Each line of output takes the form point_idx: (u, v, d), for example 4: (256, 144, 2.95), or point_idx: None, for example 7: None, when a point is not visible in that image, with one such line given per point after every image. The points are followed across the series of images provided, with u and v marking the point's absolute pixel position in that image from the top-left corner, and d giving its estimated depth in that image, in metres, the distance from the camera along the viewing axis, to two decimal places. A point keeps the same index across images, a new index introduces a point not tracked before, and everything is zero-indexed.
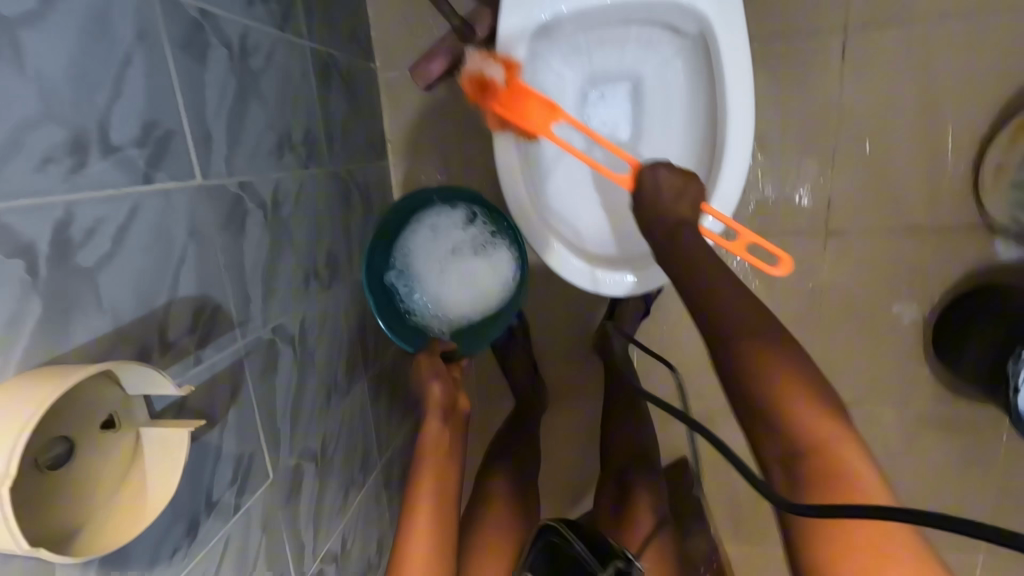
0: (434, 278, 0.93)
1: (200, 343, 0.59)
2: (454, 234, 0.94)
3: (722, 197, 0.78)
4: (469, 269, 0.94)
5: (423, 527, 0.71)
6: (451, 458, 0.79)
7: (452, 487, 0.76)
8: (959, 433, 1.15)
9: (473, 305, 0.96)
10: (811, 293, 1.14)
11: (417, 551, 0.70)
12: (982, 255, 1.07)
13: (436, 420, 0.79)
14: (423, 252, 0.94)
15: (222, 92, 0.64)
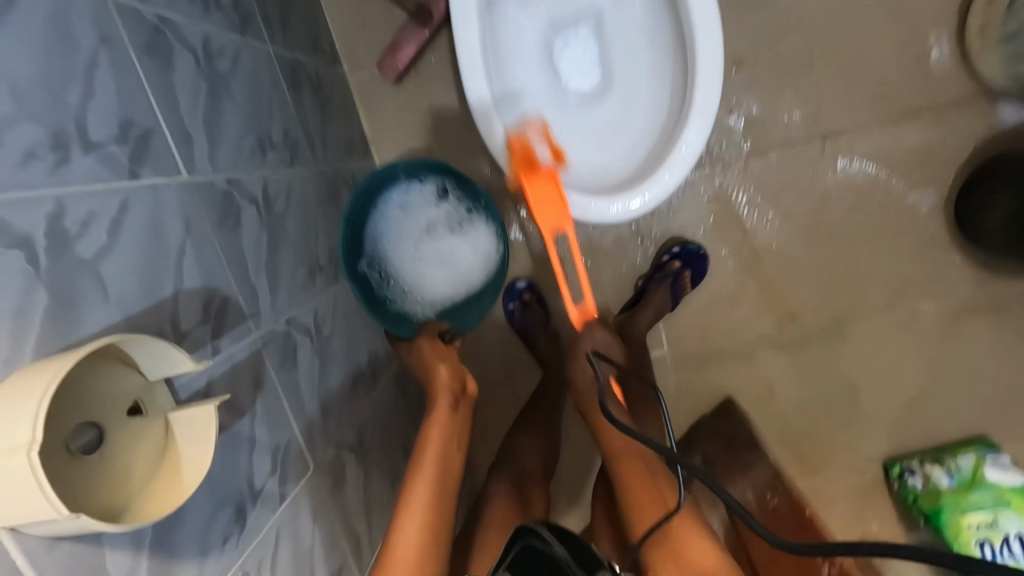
0: (411, 259, 0.94)
1: (215, 334, 0.60)
2: (428, 211, 0.95)
3: (701, 106, 0.79)
4: (446, 246, 0.95)
5: (411, 540, 0.63)
6: (451, 461, 0.73)
7: (456, 468, 0.74)
8: (1003, 312, 1.11)
9: (454, 283, 0.97)
10: (819, 202, 1.12)
11: (407, 538, 0.64)
12: (989, 123, 1.04)
13: (445, 409, 0.78)
14: (396, 232, 0.93)
15: (194, 93, 0.65)
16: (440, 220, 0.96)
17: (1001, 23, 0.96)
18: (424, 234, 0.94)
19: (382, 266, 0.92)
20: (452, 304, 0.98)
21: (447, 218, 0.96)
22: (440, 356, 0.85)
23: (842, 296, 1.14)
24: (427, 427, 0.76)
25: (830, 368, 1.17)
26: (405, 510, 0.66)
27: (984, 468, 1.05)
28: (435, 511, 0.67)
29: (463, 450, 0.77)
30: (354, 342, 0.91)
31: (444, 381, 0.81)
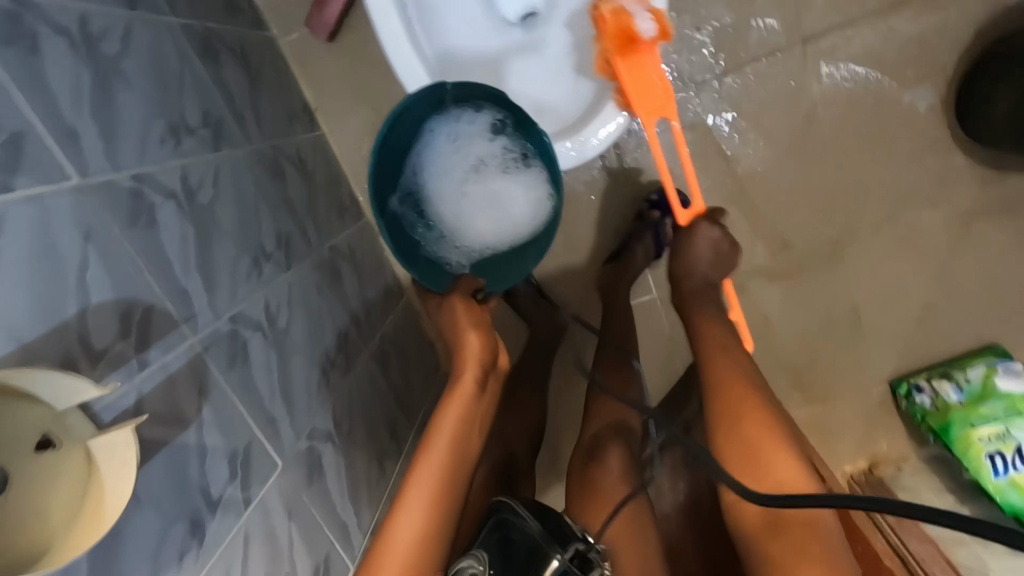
0: (455, 198, 0.83)
1: (140, 347, 0.55)
2: (480, 145, 0.81)
3: (649, 18, 0.70)
4: (494, 188, 0.83)
5: (403, 542, 0.55)
6: (467, 450, 0.64)
7: (473, 453, 0.65)
8: (1010, 213, 1.03)
9: (499, 232, 0.83)
10: (807, 115, 1.02)
11: (399, 536, 0.56)
12: (991, 2, 0.93)
13: (470, 380, 0.68)
14: (443, 166, 0.82)
15: (76, 83, 0.58)
16: (493, 156, 0.82)
17: None
18: (473, 172, 0.82)
19: (423, 202, 0.83)
20: (490, 256, 0.85)
21: (500, 155, 0.82)
22: (473, 321, 0.73)
23: (835, 215, 1.07)
24: (450, 401, 0.66)
25: (829, 292, 1.11)
26: (403, 509, 0.58)
27: (996, 378, 1.01)
28: (438, 520, 0.58)
29: (483, 433, 0.68)
30: (318, 328, 0.87)
31: (473, 348, 0.70)
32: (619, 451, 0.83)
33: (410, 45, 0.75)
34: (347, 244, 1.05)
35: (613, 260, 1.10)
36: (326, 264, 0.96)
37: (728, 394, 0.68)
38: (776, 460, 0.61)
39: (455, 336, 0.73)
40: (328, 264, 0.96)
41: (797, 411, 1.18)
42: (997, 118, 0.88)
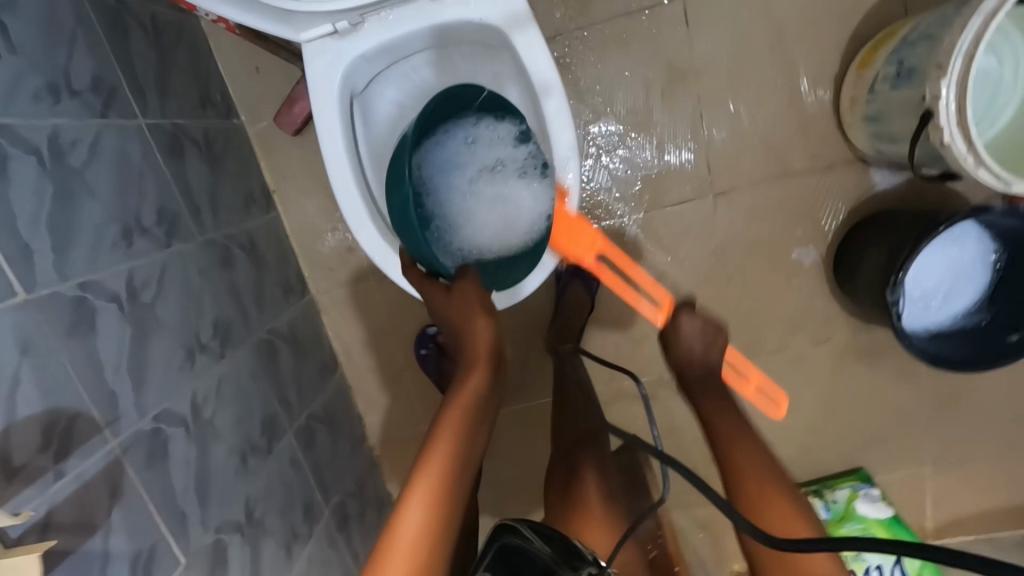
0: (461, 196, 0.80)
1: (59, 457, 0.59)
2: (497, 149, 0.80)
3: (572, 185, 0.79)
4: (505, 192, 0.80)
5: (410, 542, 0.51)
6: (473, 448, 0.60)
7: (477, 448, 0.61)
8: (879, 358, 1.18)
9: (500, 236, 0.80)
10: (714, 253, 1.15)
11: (401, 543, 0.51)
12: (863, 185, 1.09)
13: (475, 386, 0.65)
14: (453, 162, 0.80)
15: (37, 199, 0.63)
16: (508, 160, 0.80)
17: (866, 100, 0.93)
18: (486, 172, 0.80)
19: (425, 193, 0.79)
20: (491, 259, 0.81)
21: (514, 161, 0.80)
22: (485, 308, 0.71)
23: (735, 342, 1.20)
24: (459, 393, 0.64)
25: (726, 407, 1.24)
26: (405, 505, 0.54)
27: (856, 501, 1.15)
28: (447, 523, 0.53)
29: (487, 438, 0.64)
30: (246, 413, 0.90)
31: (483, 349, 0.68)
32: (594, 470, 0.92)
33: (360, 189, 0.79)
34: (288, 323, 1.09)
35: (553, 315, 1.17)
36: (263, 346, 1.00)
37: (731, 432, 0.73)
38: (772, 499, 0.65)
39: (462, 324, 0.71)
40: (265, 347, 1.01)
41: (694, 508, 1.29)
42: (863, 282, 1.03)
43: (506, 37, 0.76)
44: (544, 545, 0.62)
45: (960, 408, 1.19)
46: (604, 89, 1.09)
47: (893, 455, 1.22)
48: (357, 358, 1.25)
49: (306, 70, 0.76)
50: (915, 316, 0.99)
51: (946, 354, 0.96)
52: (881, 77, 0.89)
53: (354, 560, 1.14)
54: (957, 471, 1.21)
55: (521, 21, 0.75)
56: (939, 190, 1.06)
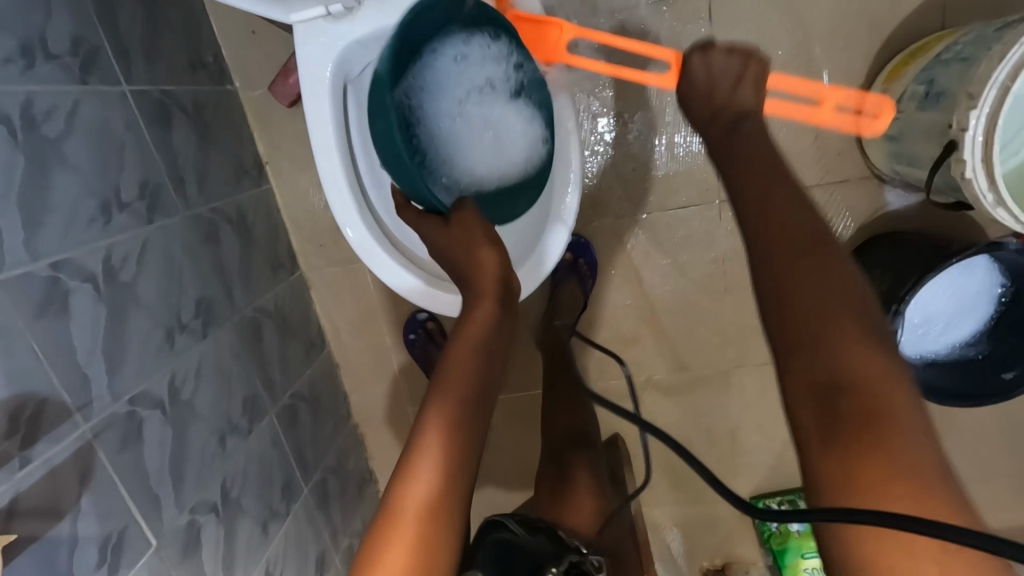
0: (454, 125, 0.76)
1: (26, 444, 0.58)
2: (488, 69, 0.74)
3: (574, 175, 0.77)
4: (494, 114, 0.76)
5: (422, 495, 0.50)
6: (483, 387, 0.57)
7: (491, 381, 0.59)
8: None
9: (497, 165, 0.77)
10: (713, 261, 1.13)
11: (413, 494, 0.50)
12: (874, 207, 1.04)
13: (477, 328, 0.61)
14: (441, 86, 0.75)
15: (7, 174, 0.60)
16: (500, 81, 0.75)
17: (889, 117, 0.88)
18: (478, 94, 0.75)
19: (418, 126, 0.76)
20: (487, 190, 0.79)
21: (504, 81, 0.75)
22: (489, 239, 0.69)
23: (727, 351, 1.19)
24: (466, 328, 0.61)
25: (711, 413, 1.24)
26: (415, 458, 0.52)
27: None
28: (455, 465, 0.51)
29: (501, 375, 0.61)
30: (226, 394, 0.89)
31: (489, 290, 0.64)
32: (587, 468, 0.93)
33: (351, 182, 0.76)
34: (275, 301, 1.08)
35: (546, 311, 1.16)
36: (247, 325, 0.98)
37: (827, 356, 0.43)
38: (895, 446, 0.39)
39: (465, 258, 0.68)
40: (249, 325, 0.99)
41: (670, 507, 1.31)
42: None
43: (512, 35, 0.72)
44: (519, 526, 0.67)
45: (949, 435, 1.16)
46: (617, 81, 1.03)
47: None
48: (345, 337, 1.24)
49: (296, 56, 0.71)
50: (913, 344, 0.97)
51: (935, 380, 0.95)
52: (908, 95, 0.84)
53: (332, 537, 1.16)
54: None
55: None
56: (953, 215, 1.02)
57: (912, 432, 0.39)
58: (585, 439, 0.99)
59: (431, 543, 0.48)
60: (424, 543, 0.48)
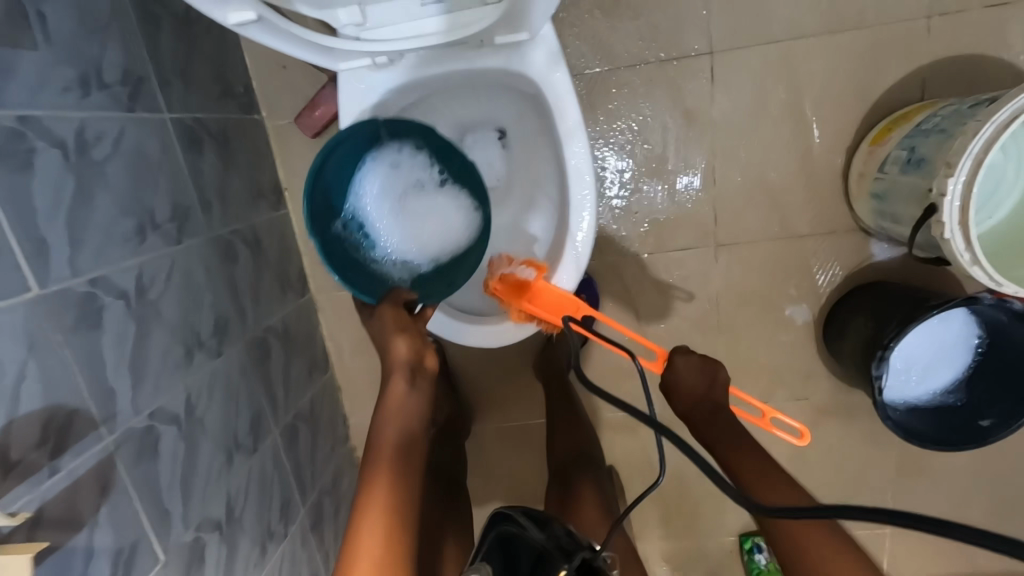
0: (398, 221, 0.77)
1: (55, 454, 0.60)
2: (417, 169, 0.77)
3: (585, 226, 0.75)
4: (435, 205, 0.79)
5: (389, 438, 0.67)
6: (422, 383, 0.71)
7: (426, 375, 0.72)
8: (853, 422, 1.20)
9: (442, 250, 0.79)
10: (710, 301, 1.15)
11: (384, 438, 0.67)
12: (861, 256, 1.10)
13: (401, 386, 0.69)
14: (375, 192, 0.76)
15: (57, 193, 0.63)
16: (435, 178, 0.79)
17: (874, 177, 0.96)
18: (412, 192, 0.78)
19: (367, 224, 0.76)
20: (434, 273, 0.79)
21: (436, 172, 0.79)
22: (401, 330, 0.69)
23: None
24: (392, 340, 0.69)
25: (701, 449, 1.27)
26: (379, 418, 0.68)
27: None
28: (405, 431, 0.68)
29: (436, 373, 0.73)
30: (235, 412, 0.91)
31: (404, 356, 0.69)
32: (589, 483, 0.95)
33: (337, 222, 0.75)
34: (283, 323, 1.10)
35: (547, 341, 1.20)
36: (257, 345, 1.00)
37: (744, 457, 0.77)
38: (768, 490, 0.71)
39: (384, 342, 0.70)
40: (259, 345, 1.01)
41: (660, 542, 1.33)
42: (845, 350, 1.04)
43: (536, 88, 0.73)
44: (530, 523, 0.62)
45: (927, 479, 1.21)
46: (625, 128, 1.09)
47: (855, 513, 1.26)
48: (348, 360, 1.27)
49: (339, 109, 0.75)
50: (896, 388, 1.02)
51: (917, 427, 0.99)
52: (892, 159, 0.92)
53: (324, 561, 1.15)
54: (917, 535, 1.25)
55: (546, 72, 0.71)
56: (932, 269, 1.10)
57: (772, 493, 0.70)
58: (587, 462, 1.01)
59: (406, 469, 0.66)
60: (394, 480, 0.64)
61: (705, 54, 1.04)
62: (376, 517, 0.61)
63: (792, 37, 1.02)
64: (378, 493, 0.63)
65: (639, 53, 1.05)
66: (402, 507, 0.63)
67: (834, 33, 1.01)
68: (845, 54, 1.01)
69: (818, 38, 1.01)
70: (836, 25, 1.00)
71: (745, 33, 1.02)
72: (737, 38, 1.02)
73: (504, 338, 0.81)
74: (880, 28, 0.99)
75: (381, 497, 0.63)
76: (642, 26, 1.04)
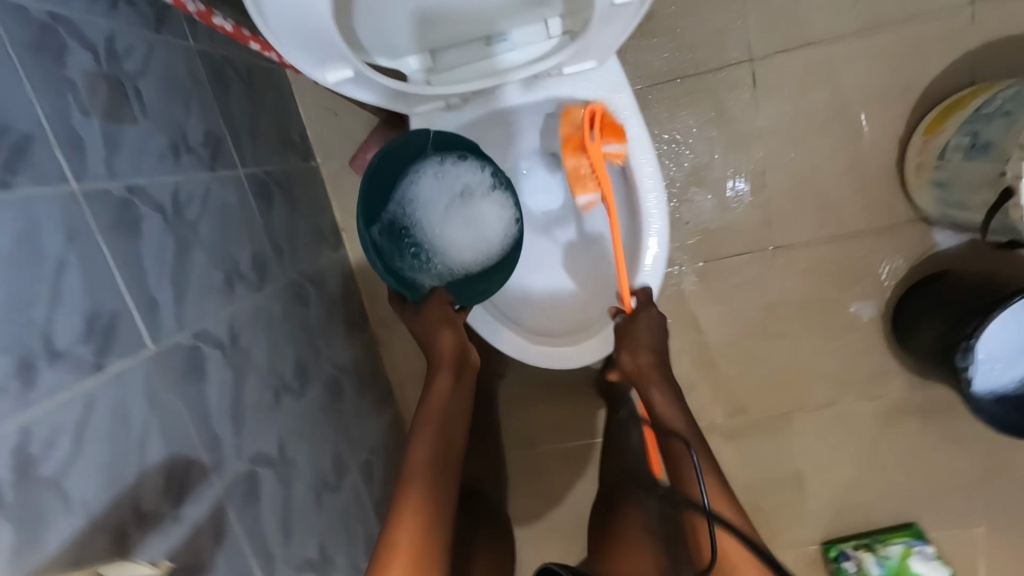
0: (434, 227, 0.79)
1: (178, 503, 0.62)
2: (464, 177, 0.78)
3: (656, 250, 0.78)
4: (474, 215, 0.79)
5: (422, 457, 0.66)
6: (461, 400, 0.73)
7: (463, 398, 0.74)
8: (930, 417, 1.16)
9: (481, 257, 0.81)
10: (768, 305, 1.14)
11: (417, 458, 0.66)
12: (924, 247, 1.08)
13: (445, 383, 0.73)
14: (417, 200, 0.78)
15: (162, 253, 0.67)
16: (475, 187, 0.79)
17: (935, 165, 0.95)
18: (457, 200, 0.78)
19: (407, 228, 0.79)
20: (467, 276, 0.81)
21: (476, 182, 0.79)
22: (447, 319, 0.76)
23: (784, 394, 1.18)
24: (437, 339, 0.75)
25: (772, 457, 1.22)
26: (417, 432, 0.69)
27: (911, 558, 1.12)
28: (450, 415, 0.71)
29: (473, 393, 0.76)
30: (319, 451, 0.93)
31: (446, 352, 0.74)
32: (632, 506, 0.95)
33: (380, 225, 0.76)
34: (351, 360, 1.12)
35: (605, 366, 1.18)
36: (333, 384, 1.03)
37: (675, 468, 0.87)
38: None
39: (429, 339, 0.76)
40: (335, 384, 1.04)
41: None
42: (920, 345, 1.01)
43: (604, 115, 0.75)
44: None
45: (1016, 474, 1.16)
46: (671, 141, 1.09)
47: (942, 514, 1.20)
48: (410, 393, 1.28)
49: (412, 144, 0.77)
50: (982, 380, 0.96)
51: (1007, 418, 0.95)
52: (953, 146, 0.91)
53: None
54: (1014, 535, 1.18)
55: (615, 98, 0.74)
56: (1000, 253, 1.07)
57: None
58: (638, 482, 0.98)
59: (433, 490, 0.64)
60: (436, 458, 0.67)
61: (745, 62, 1.05)
62: (420, 491, 0.63)
63: (833, 36, 1.02)
64: (413, 503, 0.62)
65: (678, 67, 1.07)
66: (437, 511, 0.63)
67: (874, 30, 1.01)
68: (887, 49, 1.01)
69: (858, 35, 1.02)
70: (876, 20, 1.01)
71: (784, 36, 1.03)
72: (777, 43, 1.04)
73: (584, 357, 0.83)
74: (922, 20, 0.99)
75: (422, 472, 0.65)
76: (680, 41, 1.06)
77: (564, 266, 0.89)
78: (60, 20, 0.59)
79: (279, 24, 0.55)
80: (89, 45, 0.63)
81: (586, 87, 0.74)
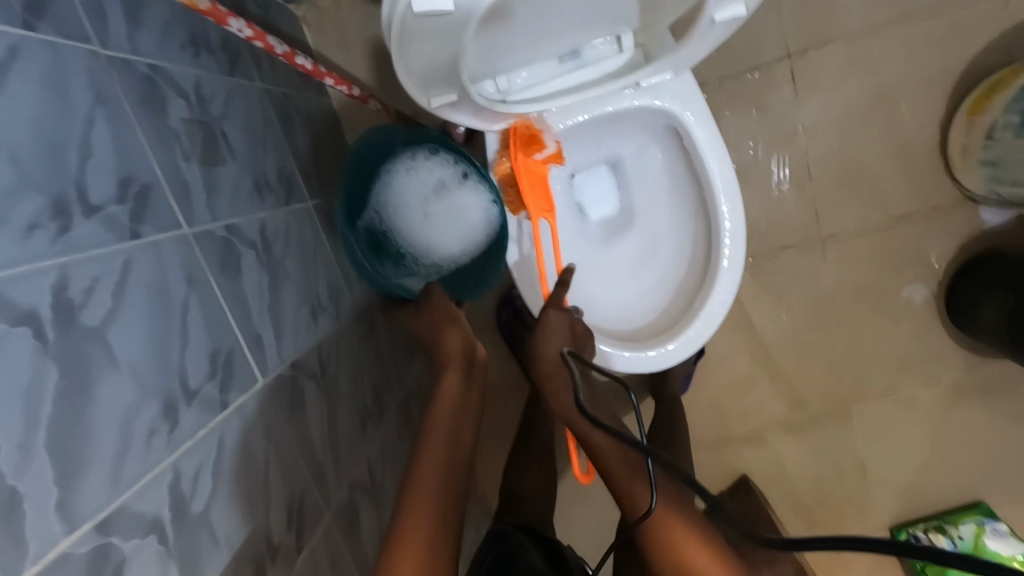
0: (415, 224, 0.85)
1: (298, 533, 0.64)
2: (436, 172, 0.83)
3: (734, 234, 0.80)
4: (449, 209, 0.84)
5: (439, 456, 0.60)
6: (476, 401, 0.71)
7: (476, 399, 0.71)
8: (993, 396, 1.13)
9: (464, 246, 0.86)
10: (822, 294, 1.15)
11: (433, 452, 0.61)
12: (972, 225, 1.09)
13: (456, 377, 0.72)
14: (397, 199, 0.84)
15: (259, 289, 0.69)
16: (447, 182, 0.83)
17: (982, 147, 0.97)
18: (433, 195, 0.84)
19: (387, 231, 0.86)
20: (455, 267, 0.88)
21: (448, 178, 0.83)
22: (449, 315, 0.79)
23: (843, 383, 1.17)
24: (443, 333, 0.78)
25: (837, 446, 1.18)
26: (429, 438, 0.63)
27: (985, 537, 1.05)
28: (461, 415, 0.67)
29: (484, 394, 0.74)
30: (400, 470, 0.95)
31: (454, 347, 0.76)
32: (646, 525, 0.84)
33: (370, 223, 0.85)
34: (418, 381, 1.12)
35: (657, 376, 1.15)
36: (405, 405, 1.03)
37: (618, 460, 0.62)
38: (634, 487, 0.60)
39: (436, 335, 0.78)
40: (406, 405, 1.04)
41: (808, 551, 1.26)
42: (983, 325, 1.00)
43: (673, 114, 0.78)
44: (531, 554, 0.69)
45: None
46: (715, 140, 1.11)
47: None
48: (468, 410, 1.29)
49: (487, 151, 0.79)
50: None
51: None
52: (1002, 125, 0.93)
53: None
54: None
55: (686, 97, 0.77)
56: None
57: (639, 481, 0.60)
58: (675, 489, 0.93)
59: (444, 492, 0.57)
60: (451, 455, 0.61)
61: (784, 59, 1.07)
62: (427, 493, 0.56)
63: (868, 28, 1.05)
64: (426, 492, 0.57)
65: (716, 70, 1.09)
66: (449, 502, 0.56)
67: (907, 19, 1.04)
68: (921, 37, 1.04)
69: (892, 25, 1.04)
70: (909, 10, 1.03)
71: (820, 31, 1.06)
72: (813, 38, 1.06)
73: (674, 358, 0.82)
74: (954, 6, 1.02)
75: (434, 476, 0.58)
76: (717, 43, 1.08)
77: (633, 269, 0.90)
78: (160, 73, 0.62)
79: (415, 55, 0.60)
80: (183, 93, 0.65)
81: (665, 90, 0.77)
